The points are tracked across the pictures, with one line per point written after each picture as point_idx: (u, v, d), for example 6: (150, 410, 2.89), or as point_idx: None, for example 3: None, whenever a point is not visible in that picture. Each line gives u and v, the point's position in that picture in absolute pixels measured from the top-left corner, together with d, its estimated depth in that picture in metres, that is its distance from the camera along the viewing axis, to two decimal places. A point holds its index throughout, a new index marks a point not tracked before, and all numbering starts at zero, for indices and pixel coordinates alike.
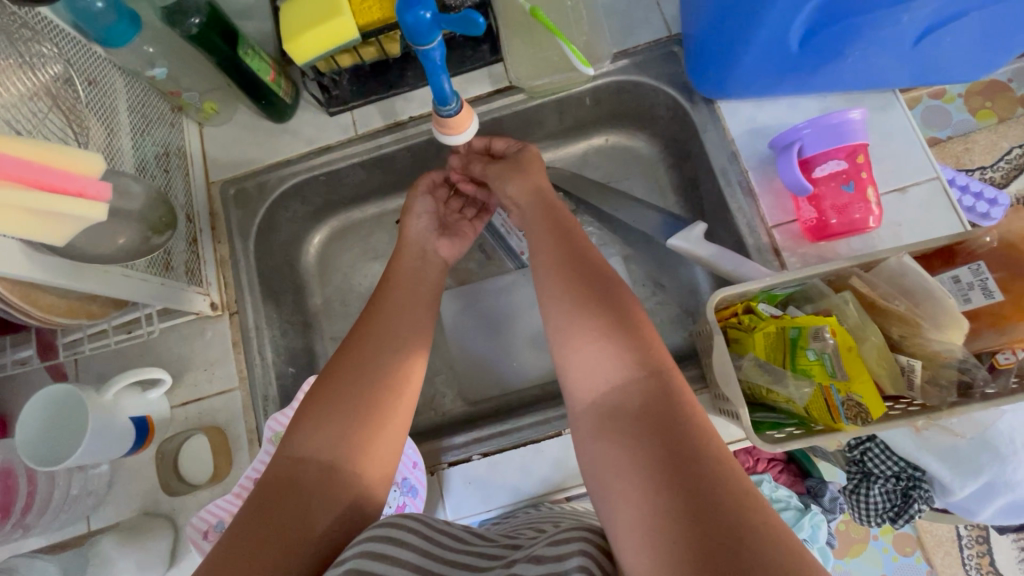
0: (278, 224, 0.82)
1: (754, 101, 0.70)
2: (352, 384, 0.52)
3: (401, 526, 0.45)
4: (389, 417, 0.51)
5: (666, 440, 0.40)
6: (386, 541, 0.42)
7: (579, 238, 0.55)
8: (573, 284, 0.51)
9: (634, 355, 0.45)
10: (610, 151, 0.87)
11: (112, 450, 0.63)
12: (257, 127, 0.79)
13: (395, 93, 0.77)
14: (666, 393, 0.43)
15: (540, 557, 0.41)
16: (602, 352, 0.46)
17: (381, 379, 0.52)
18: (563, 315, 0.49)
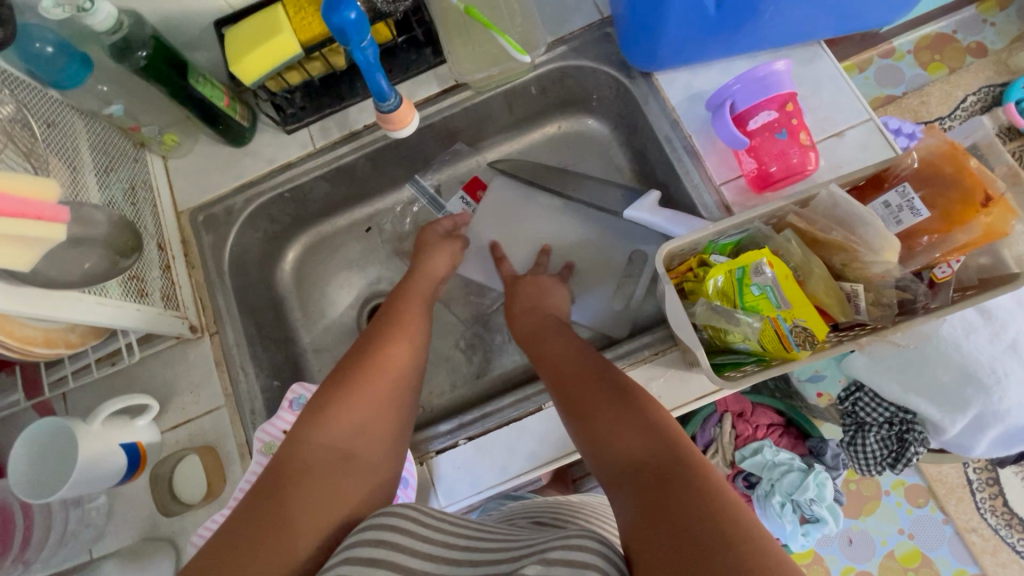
0: (251, 244, 0.84)
1: (688, 69, 0.73)
2: (347, 417, 0.57)
3: (405, 511, 0.47)
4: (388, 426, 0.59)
5: (673, 497, 0.42)
6: (393, 522, 0.45)
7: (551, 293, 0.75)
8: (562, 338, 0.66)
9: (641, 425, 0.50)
10: (564, 137, 0.90)
11: (104, 479, 0.64)
12: (220, 154, 0.82)
13: (347, 104, 0.80)
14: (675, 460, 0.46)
15: (551, 562, 0.39)
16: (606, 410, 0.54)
17: (378, 413, 0.59)
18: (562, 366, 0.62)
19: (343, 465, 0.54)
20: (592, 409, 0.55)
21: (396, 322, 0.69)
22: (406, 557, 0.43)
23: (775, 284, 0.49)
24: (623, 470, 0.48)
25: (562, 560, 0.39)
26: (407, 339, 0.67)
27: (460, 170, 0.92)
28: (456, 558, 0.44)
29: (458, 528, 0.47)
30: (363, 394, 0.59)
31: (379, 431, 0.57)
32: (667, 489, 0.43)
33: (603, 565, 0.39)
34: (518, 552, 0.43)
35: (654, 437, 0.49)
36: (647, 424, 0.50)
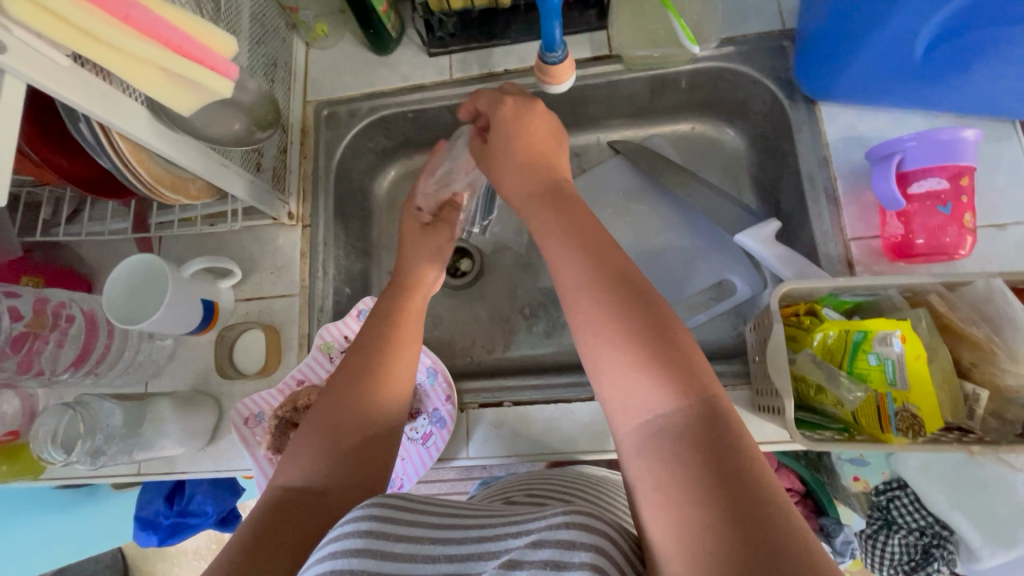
0: (360, 152, 0.86)
1: (857, 109, 0.68)
2: (344, 403, 0.54)
3: (386, 500, 0.43)
4: (384, 404, 0.56)
5: (728, 489, 0.36)
6: (374, 511, 0.42)
7: (561, 188, 0.55)
8: (581, 250, 0.47)
9: (684, 387, 0.41)
10: (693, 139, 0.86)
11: (179, 325, 0.68)
12: (360, 56, 0.83)
13: (495, 44, 0.79)
14: (719, 434, 0.38)
15: (541, 542, 0.38)
16: (636, 361, 0.42)
17: (377, 391, 0.56)
18: (579, 292, 0.46)
19: (358, 439, 0.53)
20: (612, 361, 0.43)
21: (392, 312, 0.64)
22: (392, 547, 0.40)
23: (897, 359, 0.46)
24: (656, 440, 0.39)
25: (554, 539, 0.38)
26: (394, 318, 0.63)
27: (578, 140, 0.90)
28: (453, 538, 0.42)
29: (447, 517, 0.44)
30: (354, 371, 0.57)
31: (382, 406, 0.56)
32: (718, 483, 0.36)
33: (591, 542, 0.38)
34: (503, 528, 0.43)
35: (686, 405, 0.40)
36: (688, 384, 0.41)
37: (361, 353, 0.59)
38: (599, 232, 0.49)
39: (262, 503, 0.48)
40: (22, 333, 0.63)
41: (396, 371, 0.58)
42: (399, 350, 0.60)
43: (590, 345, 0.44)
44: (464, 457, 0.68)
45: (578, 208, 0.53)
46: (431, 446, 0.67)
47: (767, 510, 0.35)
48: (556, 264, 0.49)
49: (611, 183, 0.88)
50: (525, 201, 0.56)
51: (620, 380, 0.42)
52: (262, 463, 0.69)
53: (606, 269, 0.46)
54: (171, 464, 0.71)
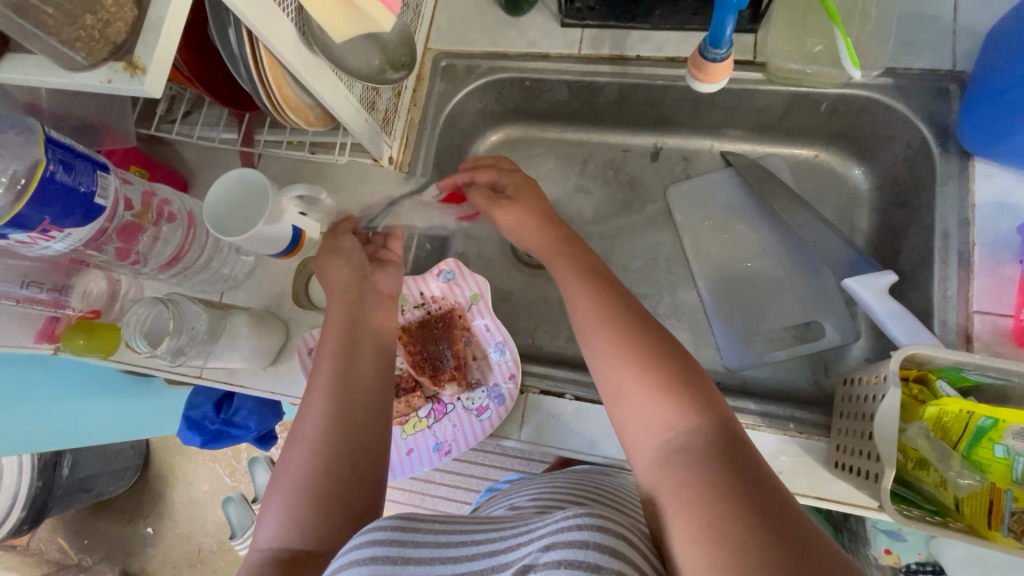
0: (467, 110, 0.84)
1: (1017, 174, 0.62)
2: (325, 396, 0.56)
3: (396, 528, 0.42)
4: (365, 394, 0.57)
5: (746, 490, 0.39)
6: (378, 537, 0.41)
7: (574, 243, 0.64)
8: (593, 288, 0.56)
9: (694, 405, 0.45)
10: (813, 167, 0.81)
11: (267, 246, 0.69)
12: (490, 12, 0.80)
13: (634, 26, 0.75)
14: (730, 446, 0.42)
15: (553, 543, 0.37)
16: (648, 382, 0.47)
17: (360, 383, 0.58)
18: (594, 324, 0.53)
19: (348, 437, 0.54)
20: (626, 386, 0.48)
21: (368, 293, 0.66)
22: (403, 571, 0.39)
23: None
24: (673, 453, 0.43)
25: (566, 540, 0.37)
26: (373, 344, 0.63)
27: (690, 143, 0.85)
28: (464, 553, 0.41)
29: (455, 534, 0.43)
30: (339, 360, 0.59)
31: (367, 432, 0.55)
32: (735, 480, 0.39)
33: (606, 545, 0.37)
34: (513, 538, 0.42)
35: (704, 422, 0.44)
36: (696, 402, 0.45)
37: (346, 342, 0.60)
38: (615, 290, 0.56)
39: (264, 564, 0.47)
40: (130, 223, 0.62)
41: (379, 358, 0.61)
42: (378, 334, 0.64)
43: (606, 373, 0.50)
44: (515, 439, 0.67)
45: (582, 256, 0.62)
46: (486, 422, 0.67)
47: (790, 527, 0.36)
48: (577, 314, 0.55)
49: (713, 195, 0.84)
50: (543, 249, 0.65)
51: (640, 415, 0.46)
52: None
53: (622, 318, 0.52)
54: (232, 375, 0.73)
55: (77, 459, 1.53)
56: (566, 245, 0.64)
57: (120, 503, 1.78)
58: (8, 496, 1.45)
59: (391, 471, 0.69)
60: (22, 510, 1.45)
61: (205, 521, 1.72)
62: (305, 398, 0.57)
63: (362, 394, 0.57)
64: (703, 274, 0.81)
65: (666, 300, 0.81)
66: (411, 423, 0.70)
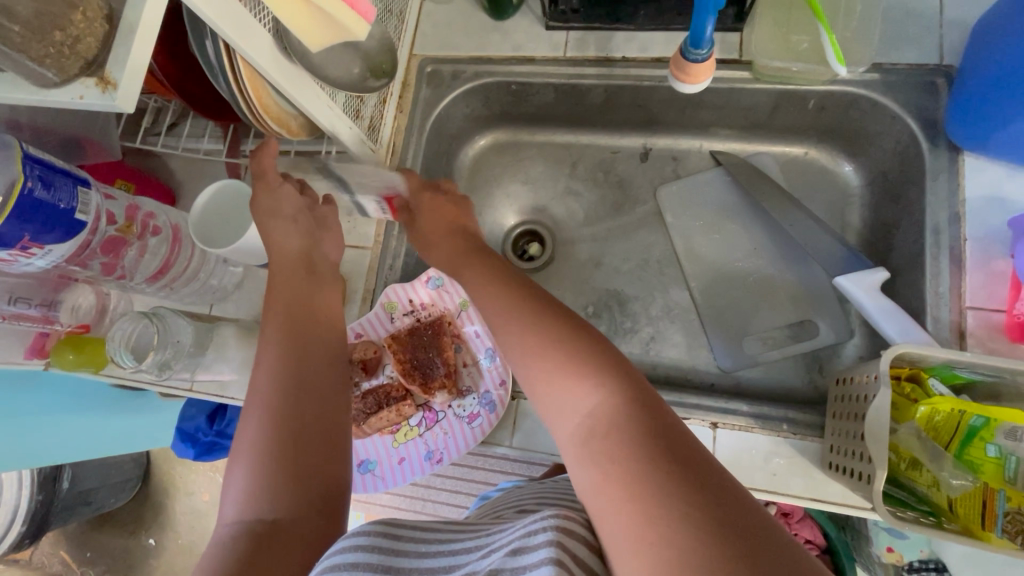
0: (454, 115, 0.83)
1: (1006, 167, 0.62)
2: (274, 374, 0.53)
3: (383, 533, 0.42)
4: (324, 376, 0.55)
5: (675, 465, 0.35)
6: (362, 541, 0.41)
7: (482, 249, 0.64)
8: (499, 285, 0.55)
9: (619, 385, 0.42)
10: (804, 165, 0.80)
11: (254, 257, 0.69)
12: (475, 17, 0.80)
13: (618, 28, 0.75)
14: (659, 422, 0.39)
15: (518, 549, 0.35)
16: (569, 368, 0.44)
17: (312, 364, 0.55)
18: (503, 314, 0.51)
19: (302, 421, 0.51)
20: (548, 375, 0.45)
21: (313, 275, 0.64)
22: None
23: (1022, 456, 0.44)
24: (601, 435, 0.39)
25: (532, 544, 0.35)
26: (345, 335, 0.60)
27: (678, 143, 0.85)
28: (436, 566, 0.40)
29: (435, 544, 0.42)
30: (293, 343, 0.56)
31: (321, 419, 0.52)
32: (664, 456, 0.36)
33: (574, 547, 0.35)
34: (481, 549, 0.40)
35: (630, 400, 0.41)
36: (617, 381, 0.42)
37: (301, 326, 0.58)
38: (525, 283, 0.54)
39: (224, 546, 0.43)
40: (114, 237, 0.62)
41: (323, 336, 0.58)
42: (324, 314, 0.61)
43: (526, 369, 0.47)
44: (507, 446, 0.66)
45: (483, 262, 0.61)
46: (477, 429, 0.66)
47: (725, 501, 0.34)
48: (488, 309, 0.54)
49: (703, 195, 0.83)
50: (450, 260, 0.65)
51: (568, 401, 0.43)
52: None
53: (534, 305, 0.51)
54: (223, 387, 0.73)
55: (77, 472, 1.53)
56: (474, 253, 0.63)
57: (121, 515, 1.77)
58: (9, 511, 1.45)
59: (384, 481, 0.68)
60: (22, 524, 1.45)
61: (207, 531, 1.71)
62: (261, 376, 0.54)
63: (310, 374, 0.54)
64: (695, 274, 0.81)
65: (659, 301, 0.81)
66: (403, 431, 0.69)
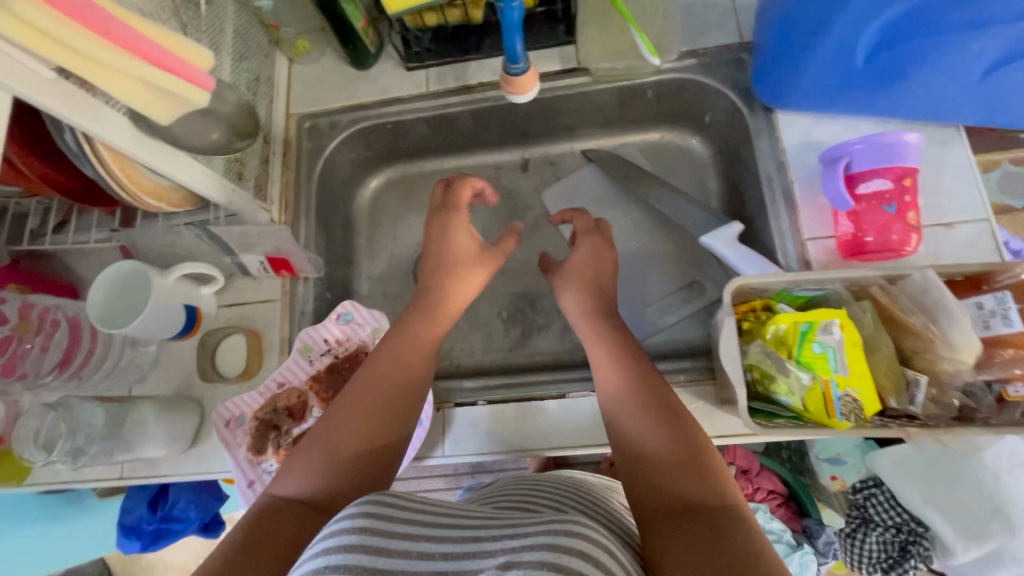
0: (341, 162, 0.88)
1: (811, 116, 0.72)
2: (349, 412, 0.55)
3: (376, 509, 0.41)
4: (379, 408, 0.56)
5: (691, 522, 0.43)
6: (361, 521, 0.40)
7: (607, 291, 0.64)
8: (616, 335, 0.59)
9: (678, 443, 0.49)
10: (663, 147, 0.89)
11: (163, 329, 0.70)
12: (341, 71, 0.86)
13: (469, 58, 0.82)
14: (704, 474, 0.47)
15: (540, 544, 0.36)
16: (654, 422, 0.51)
17: (374, 403, 0.56)
18: (602, 356, 0.57)
19: (355, 455, 0.53)
20: (623, 423, 0.53)
21: (428, 305, 0.65)
22: (388, 542, 0.39)
23: (839, 347, 0.49)
24: (674, 494, 0.46)
25: (548, 542, 0.36)
26: (395, 368, 0.58)
27: (553, 149, 0.93)
28: (446, 535, 0.41)
29: (443, 523, 0.42)
30: (373, 381, 0.57)
31: (376, 464, 0.53)
32: (696, 510, 0.44)
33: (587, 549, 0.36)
34: (499, 530, 0.41)
35: (696, 463, 0.48)
36: (683, 443, 0.49)
37: (377, 362, 0.59)
38: (625, 333, 0.59)
39: (236, 528, 0.47)
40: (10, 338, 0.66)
41: (402, 372, 0.58)
42: (414, 342, 0.61)
43: (602, 402, 0.55)
44: (440, 455, 0.70)
45: (614, 322, 0.61)
46: (410, 443, 0.68)
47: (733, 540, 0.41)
48: (591, 347, 0.59)
49: (584, 190, 0.91)
50: (576, 318, 0.63)
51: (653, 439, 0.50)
52: (242, 466, 0.70)
53: (631, 355, 0.57)
54: (153, 466, 0.72)
55: None
56: (602, 316, 0.61)
57: None
58: None
59: None
60: None
61: None
62: (333, 408, 0.56)
63: (379, 417, 0.55)
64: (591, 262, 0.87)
65: None
66: None
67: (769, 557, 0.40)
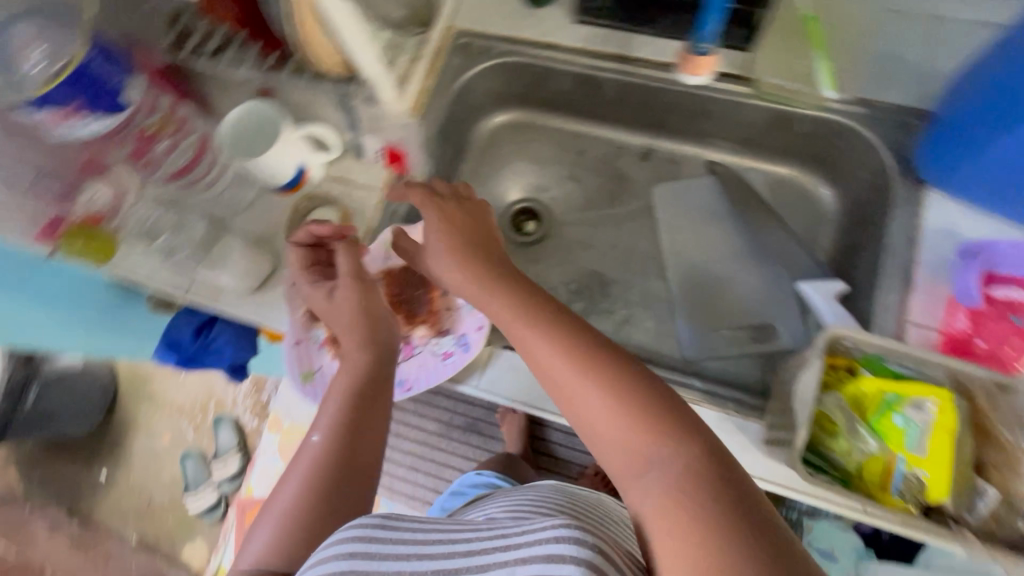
0: (478, 87, 0.89)
1: (965, 206, 0.68)
2: (347, 377, 0.63)
3: (369, 529, 0.48)
4: (374, 377, 0.63)
5: (735, 524, 0.36)
6: (358, 535, 0.47)
7: (472, 227, 0.62)
8: (514, 283, 0.55)
9: (632, 401, 0.44)
10: (789, 186, 0.87)
11: (269, 174, 0.74)
12: (512, 1, 0.86)
13: (640, 31, 0.82)
14: (732, 486, 0.39)
15: (532, 558, 0.40)
16: (603, 392, 0.45)
17: (371, 376, 0.63)
18: (499, 304, 0.54)
19: (360, 422, 0.61)
20: (570, 391, 0.47)
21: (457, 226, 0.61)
22: (378, 558, 0.45)
23: (925, 427, 0.50)
24: (699, 525, 0.37)
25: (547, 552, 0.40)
26: (372, 364, 0.64)
27: (678, 150, 0.91)
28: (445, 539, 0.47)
29: (431, 532, 0.49)
30: (370, 357, 0.64)
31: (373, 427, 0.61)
32: (730, 514, 0.37)
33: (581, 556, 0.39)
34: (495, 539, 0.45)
35: (711, 472, 0.40)
36: (631, 394, 0.45)
37: (365, 339, 0.65)
38: (538, 290, 0.54)
39: (284, 498, 0.57)
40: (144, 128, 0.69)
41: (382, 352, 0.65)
42: (381, 317, 0.67)
43: (559, 388, 0.48)
44: (474, 385, 0.72)
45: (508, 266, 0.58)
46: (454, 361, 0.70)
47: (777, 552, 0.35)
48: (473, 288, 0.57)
49: (694, 199, 0.89)
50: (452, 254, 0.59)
51: (632, 449, 0.43)
52: (295, 325, 0.74)
53: (541, 302, 0.52)
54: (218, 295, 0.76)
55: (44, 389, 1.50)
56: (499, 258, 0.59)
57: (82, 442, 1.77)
58: None
59: None
60: None
61: (162, 472, 1.73)
62: (332, 385, 0.63)
63: (375, 388, 0.63)
64: (675, 269, 0.86)
65: (638, 289, 0.86)
66: None
67: (809, 557, 0.36)
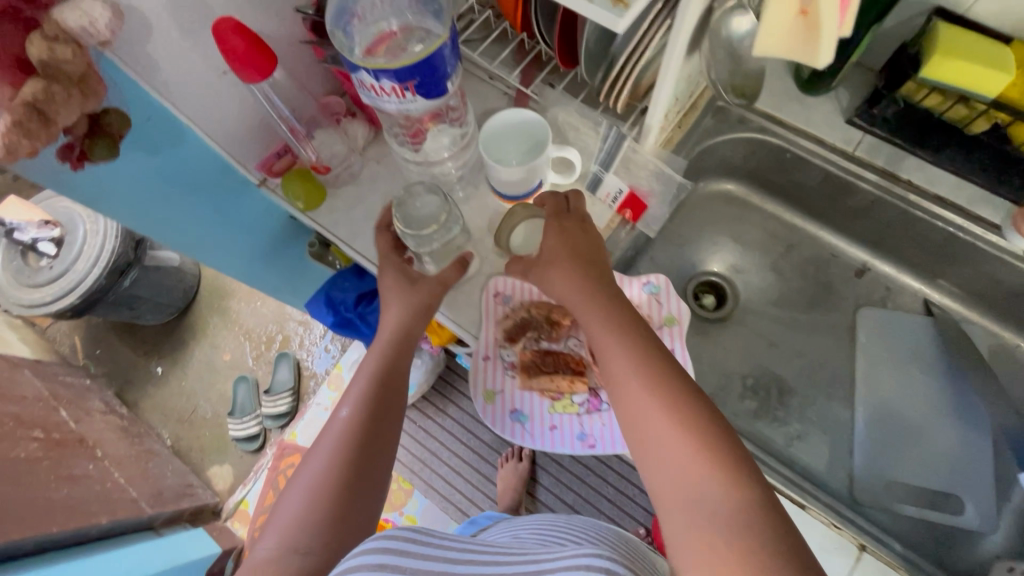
0: (717, 153, 0.86)
1: None
2: (360, 399, 0.61)
3: (397, 538, 0.44)
4: (384, 418, 0.61)
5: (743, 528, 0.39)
6: (388, 543, 0.43)
7: (575, 232, 0.60)
8: (631, 323, 0.52)
9: (698, 431, 0.45)
10: (1009, 354, 0.81)
11: (515, 180, 0.67)
12: (784, 79, 0.83)
13: (916, 153, 0.77)
14: (726, 483, 0.42)
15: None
16: (655, 401, 0.47)
17: (385, 402, 0.61)
18: (618, 345, 0.51)
19: (368, 445, 0.58)
20: (626, 394, 0.49)
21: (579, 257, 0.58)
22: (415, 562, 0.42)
23: None
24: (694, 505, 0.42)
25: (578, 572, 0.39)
26: (405, 317, 0.64)
27: (899, 277, 0.87)
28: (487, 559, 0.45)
29: (465, 550, 0.46)
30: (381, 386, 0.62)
31: (379, 455, 0.58)
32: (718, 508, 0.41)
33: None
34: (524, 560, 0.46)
35: (718, 469, 0.43)
36: (668, 395, 0.47)
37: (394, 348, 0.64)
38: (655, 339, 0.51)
39: (285, 518, 0.53)
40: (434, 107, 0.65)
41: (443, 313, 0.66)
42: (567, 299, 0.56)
43: (627, 415, 0.49)
44: None
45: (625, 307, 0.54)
46: None
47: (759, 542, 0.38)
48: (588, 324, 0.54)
49: (900, 334, 0.84)
50: (566, 270, 0.57)
51: (674, 456, 0.45)
52: (488, 340, 0.70)
53: (642, 340, 0.51)
54: None
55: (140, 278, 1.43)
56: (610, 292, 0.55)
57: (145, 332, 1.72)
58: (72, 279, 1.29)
59: (530, 438, 0.69)
60: (75, 298, 1.30)
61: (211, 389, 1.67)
62: (353, 388, 0.62)
63: (383, 409, 0.61)
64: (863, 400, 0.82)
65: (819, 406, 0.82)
66: (563, 402, 0.70)
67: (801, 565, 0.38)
